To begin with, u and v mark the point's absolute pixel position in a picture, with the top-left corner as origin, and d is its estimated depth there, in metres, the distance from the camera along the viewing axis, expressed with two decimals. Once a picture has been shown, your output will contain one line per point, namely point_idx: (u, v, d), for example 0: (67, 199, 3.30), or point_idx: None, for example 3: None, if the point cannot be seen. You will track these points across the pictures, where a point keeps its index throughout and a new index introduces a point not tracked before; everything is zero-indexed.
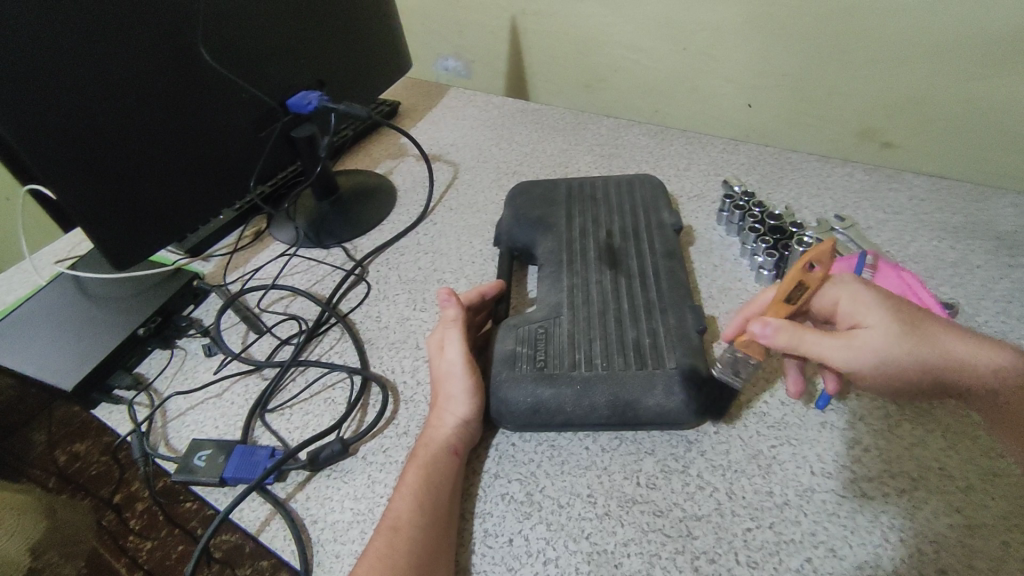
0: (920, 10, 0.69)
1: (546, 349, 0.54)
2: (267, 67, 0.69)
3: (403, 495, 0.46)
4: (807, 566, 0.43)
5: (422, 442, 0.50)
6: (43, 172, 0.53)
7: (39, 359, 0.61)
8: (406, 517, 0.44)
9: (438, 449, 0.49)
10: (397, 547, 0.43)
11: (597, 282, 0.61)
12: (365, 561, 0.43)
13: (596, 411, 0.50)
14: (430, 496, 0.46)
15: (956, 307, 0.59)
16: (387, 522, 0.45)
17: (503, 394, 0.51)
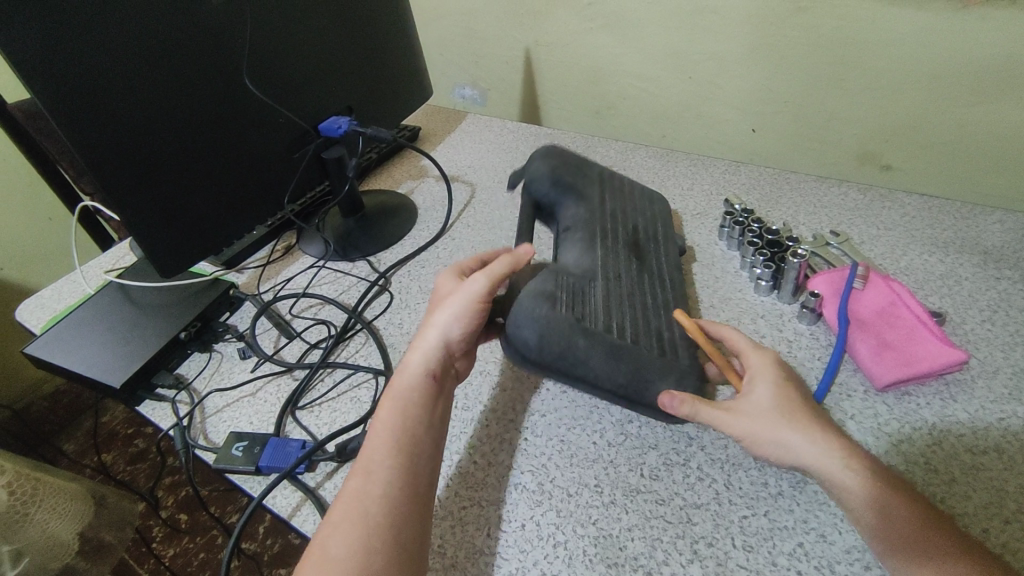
0: (908, 42, 0.74)
1: (584, 302, 0.55)
2: (301, 94, 0.75)
3: (378, 432, 0.47)
4: (799, 550, 0.46)
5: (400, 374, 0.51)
6: (106, 187, 0.59)
7: (90, 359, 0.66)
8: (377, 450, 0.46)
9: (413, 385, 0.50)
10: (372, 482, 0.44)
11: (624, 267, 0.63)
12: (340, 499, 0.44)
13: (615, 372, 0.52)
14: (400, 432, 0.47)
15: (944, 316, 0.62)
16: (362, 460, 0.46)
17: (535, 329, 0.52)
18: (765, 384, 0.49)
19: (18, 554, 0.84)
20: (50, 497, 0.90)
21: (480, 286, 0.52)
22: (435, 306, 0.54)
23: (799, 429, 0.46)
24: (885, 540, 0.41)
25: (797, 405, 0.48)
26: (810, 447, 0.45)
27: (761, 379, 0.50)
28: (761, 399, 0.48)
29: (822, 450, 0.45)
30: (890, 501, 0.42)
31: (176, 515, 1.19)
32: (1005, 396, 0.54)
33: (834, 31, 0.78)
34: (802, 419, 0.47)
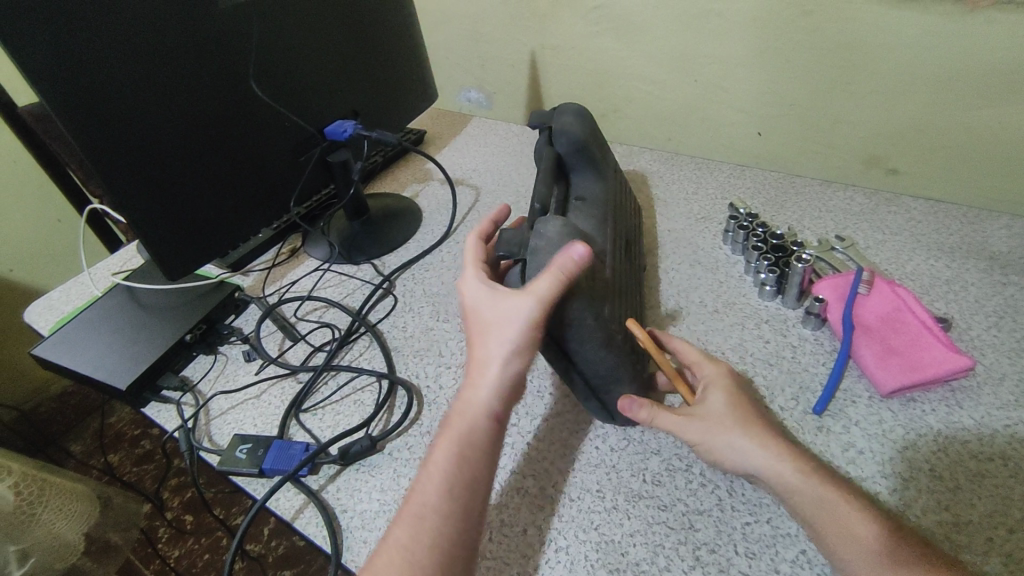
0: (915, 46, 0.74)
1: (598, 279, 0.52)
2: (306, 98, 0.76)
3: (431, 478, 0.42)
4: (802, 557, 0.46)
5: (460, 404, 0.44)
6: (114, 190, 0.59)
7: (97, 361, 0.67)
8: (425, 495, 0.41)
9: (475, 420, 0.43)
10: (420, 538, 0.40)
11: (620, 255, 0.62)
12: (385, 550, 0.40)
13: (605, 360, 0.51)
14: (451, 475, 0.41)
15: (950, 321, 0.62)
16: (411, 508, 0.41)
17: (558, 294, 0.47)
18: (715, 393, 0.51)
19: (24, 555, 0.85)
20: (56, 498, 0.91)
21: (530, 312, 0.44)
22: (476, 321, 0.46)
23: (746, 435, 0.48)
24: (833, 539, 0.42)
25: (747, 411, 0.49)
26: (756, 451, 0.47)
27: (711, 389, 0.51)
28: (712, 406, 0.50)
29: (767, 454, 0.47)
30: (837, 501, 0.43)
31: (182, 516, 1.19)
32: (1011, 403, 0.53)
33: (841, 34, 0.77)
34: (749, 425, 0.48)
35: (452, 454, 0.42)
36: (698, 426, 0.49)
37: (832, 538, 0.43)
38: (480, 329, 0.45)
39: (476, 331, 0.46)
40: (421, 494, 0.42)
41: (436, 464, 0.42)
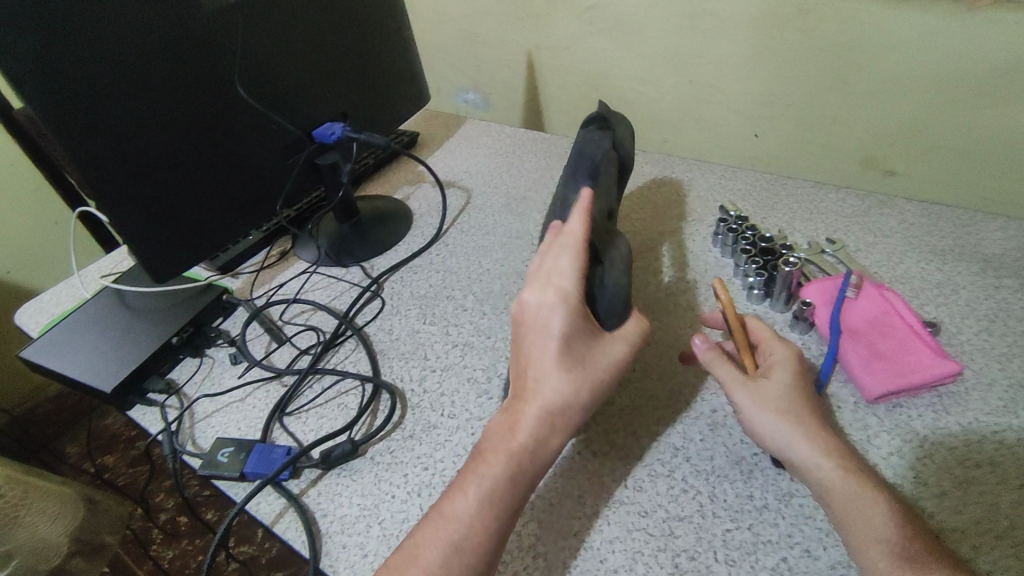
0: (912, 45, 0.73)
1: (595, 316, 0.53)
2: (294, 100, 0.76)
3: (477, 508, 0.42)
4: (783, 565, 0.45)
5: (513, 434, 0.44)
6: (99, 192, 0.59)
7: (83, 364, 0.67)
8: (467, 524, 0.41)
9: (528, 460, 0.43)
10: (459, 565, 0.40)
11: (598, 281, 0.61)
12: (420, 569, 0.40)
13: None
14: (492, 509, 0.42)
15: (939, 325, 0.61)
16: (454, 535, 0.41)
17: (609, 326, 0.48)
18: (784, 371, 0.51)
19: (8, 556, 0.85)
20: (37, 500, 0.91)
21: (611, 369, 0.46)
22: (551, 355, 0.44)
23: (801, 424, 0.47)
24: (863, 541, 0.42)
25: (806, 401, 0.49)
26: (808, 439, 0.47)
27: (780, 365, 0.52)
28: (777, 383, 0.50)
29: (816, 448, 0.46)
30: (874, 504, 0.43)
31: (176, 518, 1.20)
32: (999, 408, 0.53)
33: (837, 34, 0.77)
34: (806, 415, 0.48)
35: (502, 489, 0.42)
36: (755, 395, 0.49)
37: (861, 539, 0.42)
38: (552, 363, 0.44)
39: (548, 361, 0.44)
40: (463, 522, 0.41)
41: (484, 494, 0.42)
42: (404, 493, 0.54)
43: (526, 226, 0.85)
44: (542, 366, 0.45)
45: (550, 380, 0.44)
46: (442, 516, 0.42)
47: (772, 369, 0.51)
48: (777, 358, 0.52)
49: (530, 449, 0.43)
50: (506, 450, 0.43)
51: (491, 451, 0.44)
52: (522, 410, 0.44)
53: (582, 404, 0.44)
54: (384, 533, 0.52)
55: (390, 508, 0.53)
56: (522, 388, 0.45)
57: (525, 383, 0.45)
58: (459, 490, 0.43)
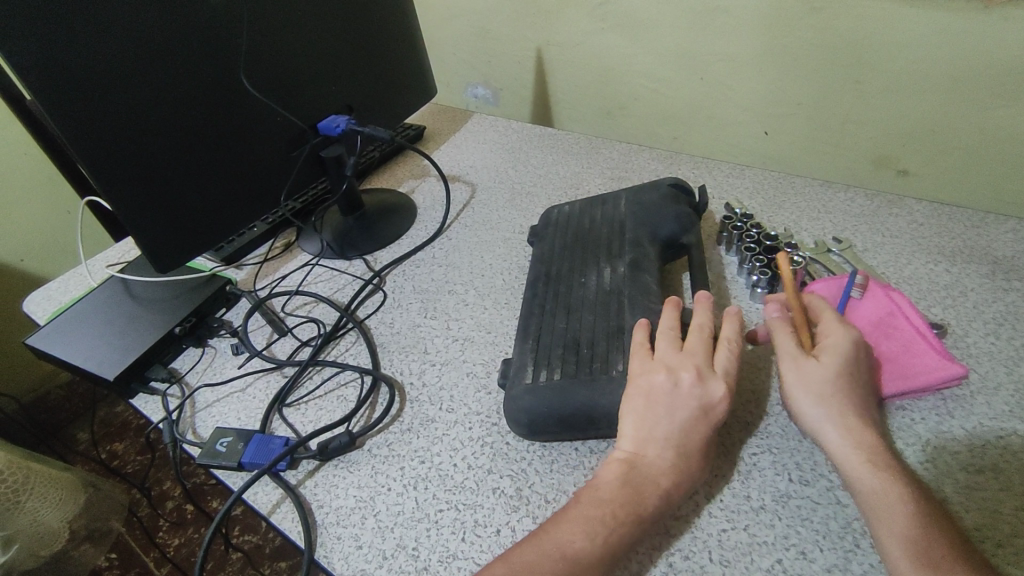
0: (927, 43, 0.71)
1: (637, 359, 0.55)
2: (300, 92, 0.76)
3: (598, 541, 0.42)
4: (778, 567, 0.44)
5: (645, 484, 0.45)
6: (100, 178, 0.59)
7: (87, 352, 0.67)
8: (587, 568, 0.41)
9: (651, 514, 0.44)
10: None
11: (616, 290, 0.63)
12: None
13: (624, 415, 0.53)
14: (608, 560, 0.42)
15: (946, 327, 0.60)
16: (573, 560, 0.41)
17: None
18: (839, 353, 0.50)
19: (7, 541, 0.87)
20: (41, 485, 0.93)
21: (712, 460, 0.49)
22: (695, 432, 0.46)
23: (843, 419, 0.47)
24: (889, 541, 0.41)
25: (853, 390, 0.49)
26: (847, 431, 0.47)
27: (835, 348, 0.50)
28: (824, 365, 0.49)
29: (854, 444, 0.46)
30: (901, 504, 0.42)
31: (182, 506, 1.21)
32: (1005, 413, 0.52)
33: (850, 30, 0.75)
34: (848, 406, 0.48)
35: (618, 543, 0.42)
36: (801, 371, 0.49)
37: (889, 540, 0.41)
38: (694, 447, 0.46)
39: (691, 443, 0.46)
40: (583, 568, 0.41)
41: (604, 543, 0.42)
42: (399, 487, 0.54)
43: (530, 221, 0.84)
44: (686, 448, 0.46)
45: (683, 459, 0.46)
46: (562, 557, 0.41)
47: (826, 348, 0.50)
48: (836, 337, 0.51)
49: (651, 514, 0.44)
50: (627, 504, 0.44)
51: (614, 504, 0.44)
52: (655, 468, 0.45)
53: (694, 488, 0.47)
54: (379, 525, 0.52)
55: (386, 501, 0.53)
56: (652, 454, 0.46)
57: (655, 450, 0.46)
58: (578, 533, 0.43)
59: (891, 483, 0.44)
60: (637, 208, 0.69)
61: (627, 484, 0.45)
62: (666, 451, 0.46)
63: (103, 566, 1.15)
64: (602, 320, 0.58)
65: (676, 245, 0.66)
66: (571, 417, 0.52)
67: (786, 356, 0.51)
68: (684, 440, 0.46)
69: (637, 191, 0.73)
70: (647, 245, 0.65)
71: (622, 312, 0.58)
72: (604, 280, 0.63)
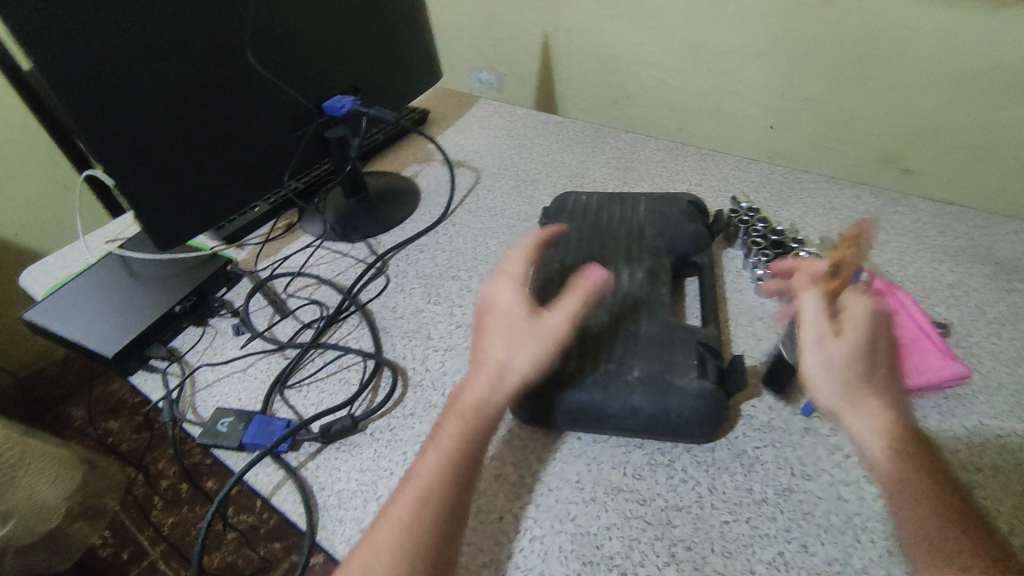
0: (937, 40, 0.71)
1: (639, 350, 0.54)
2: (306, 71, 0.74)
3: (430, 456, 0.45)
4: (779, 559, 0.45)
5: (466, 393, 0.47)
6: (99, 153, 0.58)
7: (85, 327, 0.67)
8: (437, 497, 0.43)
9: (483, 406, 0.46)
10: (425, 506, 0.42)
11: (627, 280, 0.62)
12: (387, 518, 0.42)
13: (635, 416, 0.51)
14: (461, 476, 0.44)
15: (949, 326, 0.60)
16: (412, 483, 0.44)
17: (678, 408, 0.50)
18: (862, 327, 0.44)
19: (6, 514, 0.83)
20: (37, 461, 0.89)
21: (555, 326, 0.49)
22: (489, 325, 0.49)
23: (873, 405, 0.42)
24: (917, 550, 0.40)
25: (881, 365, 0.43)
26: (874, 418, 0.42)
27: (858, 321, 0.44)
28: (851, 346, 0.42)
29: (880, 428, 0.42)
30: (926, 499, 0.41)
31: (177, 485, 1.21)
32: (1007, 413, 0.52)
33: (858, 24, 0.75)
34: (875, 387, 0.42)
35: (463, 447, 0.45)
36: (824, 355, 0.43)
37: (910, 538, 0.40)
38: (520, 342, 0.48)
39: (518, 341, 0.48)
40: (430, 487, 0.43)
41: (450, 458, 0.44)
42: (402, 471, 0.54)
43: (535, 209, 0.84)
44: (484, 347, 0.49)
45: (500, 349, 0.48)
46: (411, 500, 0.43)
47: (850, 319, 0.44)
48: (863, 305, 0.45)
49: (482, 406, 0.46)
50: (453, 418, 0.46)
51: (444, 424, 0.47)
52: (475, 372, 0.48)
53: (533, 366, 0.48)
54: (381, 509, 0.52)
55: (388, 485, 0.53)
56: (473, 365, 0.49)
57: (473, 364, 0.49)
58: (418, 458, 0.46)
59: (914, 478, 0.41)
60: (658, 216, 0.69)
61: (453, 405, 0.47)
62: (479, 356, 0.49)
63: (97, 543, 1.15)
64: (619, 321, 0.57)
65: (687, 262, 0.66)
66: (578, 410, 0.52)
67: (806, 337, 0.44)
68: (484, 338, 0.49)
69: (656, 197, 0.72)
70: (664, 257, 0.65)
71: (639, 315, 0.58)
72: (622, 283, 0.62)
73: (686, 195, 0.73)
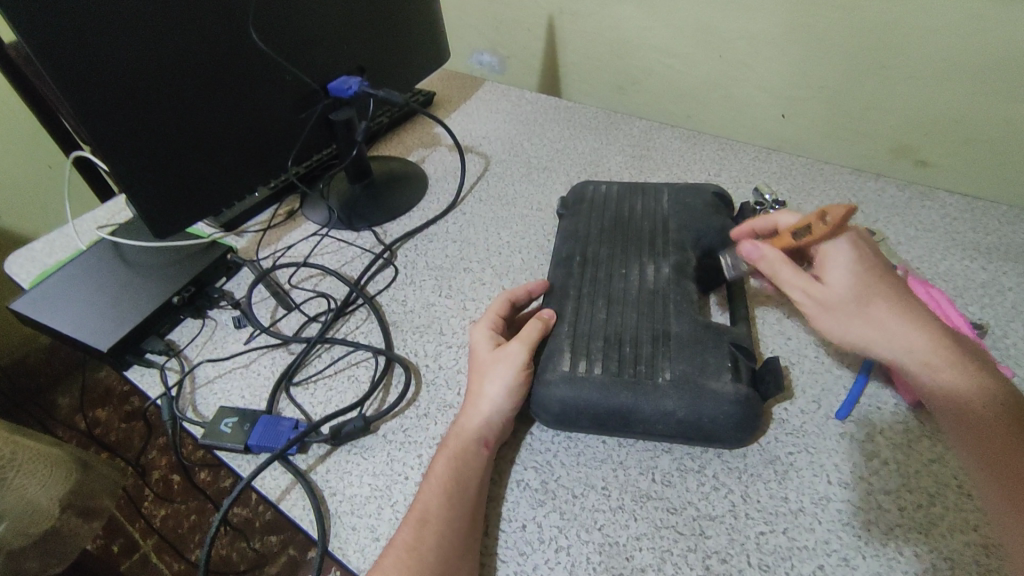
0: (963, 29, 0.67)
1: (669, 350, 0.52)
2: (311, 50, 0.70)
3: (431, 487, 0.46)
4: (819, 573, 0.43)
5: (455, 431, 0.50)
6: (87, 126, 0.54)
7: (76, 320, 0.63)
8: (434, 513, 0.44)
9: (469, 440, 0.49)
10: (426, 532, 0.43)
11: (652, 276, 0.59)
12: (392, 550, 0.43)
13: (667, 422, 0.48)
14: (458, 493, 0.46)
15: (985, 327, 0.58)
16: (415, 514, 0.45)
17: (713, 413, 0.47)
18: (841, 257, 0.48)
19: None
20: (27, 459, 0.82)
21: (520, 355, 0.51)
22: (472, 367, 0.53)
23: (888, 319, 0.46)
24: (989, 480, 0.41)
25: (874, 283, 0.47)
26: (895, 332, 0.46)
27: (835, 254, 0.49)
28: (832, 286, 0.48)
29: (905, 345, 0.45)
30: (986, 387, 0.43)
31: (169, 478, 1.17)
32: None
33: (877, 10, 0.71)
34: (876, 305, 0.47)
35: (457, 479, 0.47)
36: (816, 304, 0.49)
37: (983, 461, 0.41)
38: (497, 366, 0.51)
39: (495, 368, 0.51)
40: (430, 518, 0.44)
41: (448, 491, 0.46)
42: (417, 476, 0.51)
43: (549, 198, 0.81)
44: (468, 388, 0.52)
45: (480, 388, 0.51)
46: (412, 520, 0.44)
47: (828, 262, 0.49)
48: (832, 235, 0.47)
49: (469, 441, 0.49)
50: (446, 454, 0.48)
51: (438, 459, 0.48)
52: (461, 411, 0.51)
53: (509, 398, 0.50)
54: (396, 516, 0.49)
55: (403, 491, 0.50)
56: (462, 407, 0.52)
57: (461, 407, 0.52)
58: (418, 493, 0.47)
59: (955, 364, 0.44)
60: (682, 208, 0.66)
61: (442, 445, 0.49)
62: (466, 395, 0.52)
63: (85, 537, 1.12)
64: (646, 320, 0.55)
65: (714, 257, 0.63)
66: (606, 414, 0.49)
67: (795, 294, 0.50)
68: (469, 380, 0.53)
69: (679, 188, 0.70)
70: (691, 251, 0.62)
71: (667, 313, 0.55)
72: (647, 279, 0.59)
73: (710, 186, 0.70)
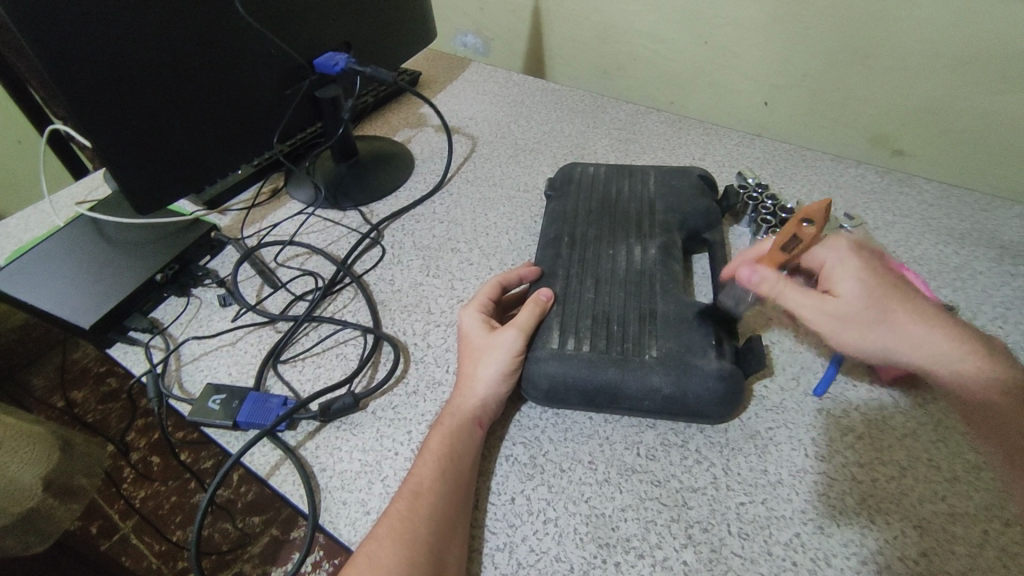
0: (941, 22, 0.69)
1: (654, 328, 0.53)
2: (299, 25, 0.69)
3: (425, 461, 0.47)
4: (796, 541, 0.45)
5: (449, 409, 0.50)
6: (65, 97, 0.52)
7: (55, 296, 0.62)
8: (429, 484, 0.45)
9: (464, 418, 0.50)
10: (420, 503, 0.44)
11: (639, 257, 0.60)
12: (386, 521, 0.44)
13: (652, 398, 0.49)
14: (452, 468, 0.47)
15: (956, 309, 0.61)
16: (409, 486, 0.45)
17: (697, 390, 0.49)
18: (845, 267, 0.47)
19: None
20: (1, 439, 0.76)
21: (516, 341, 0.52)
22: (465, 349, 0.54)
23: (909, 327, 0.45)
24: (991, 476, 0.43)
25: (888, 290, 0.46)
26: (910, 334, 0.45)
27: (839, 265, 0.47)
28: (846, 297, 0.46)
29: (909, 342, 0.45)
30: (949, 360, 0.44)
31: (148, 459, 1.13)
32: None
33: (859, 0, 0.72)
34: (892, 315, 0.45)
35: (450, 455, 0.47)
36: (831, 318, 0.46)
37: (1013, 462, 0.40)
38: (490, 350, 0.52)
39: (489, 353, 0.52)
40: (424, 491, 0.45)
41: (442, 465, 0.46)
42: (407, 451, 0.52)
43: (535, 180, 0.81)
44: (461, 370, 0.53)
45: (473, 371, 0.52)
46: (406, 492, 0.45)
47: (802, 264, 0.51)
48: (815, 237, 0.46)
49: (462, 419, 0.50)
50: (440, 431, 0.49)
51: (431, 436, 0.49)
52: (455, 390, 0.52)
53: (502, 383, 0.51)
54: (386, 490, 0.50)
55: (393, 465, 0.51)
56: (455, 387, 0.52)
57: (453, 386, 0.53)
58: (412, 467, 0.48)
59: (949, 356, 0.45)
60: (668, 191, 0.67)
61: (436, 423, 0.50)
62: (458, 376, 0.53)
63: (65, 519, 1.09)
64: (633, 299, 0.56)
65: (698, 239, 0.65)
66: (592, 391, 0.50)
67: (807, 312, 0.47)
68: (461, 362, 0.53)
69: (666, 170, 0.71)
70: (676, 233, 0.63)
71: (653, 294, 0.56)
72: (635, 260, 0.60)
73: (697, 169, 0.71)
